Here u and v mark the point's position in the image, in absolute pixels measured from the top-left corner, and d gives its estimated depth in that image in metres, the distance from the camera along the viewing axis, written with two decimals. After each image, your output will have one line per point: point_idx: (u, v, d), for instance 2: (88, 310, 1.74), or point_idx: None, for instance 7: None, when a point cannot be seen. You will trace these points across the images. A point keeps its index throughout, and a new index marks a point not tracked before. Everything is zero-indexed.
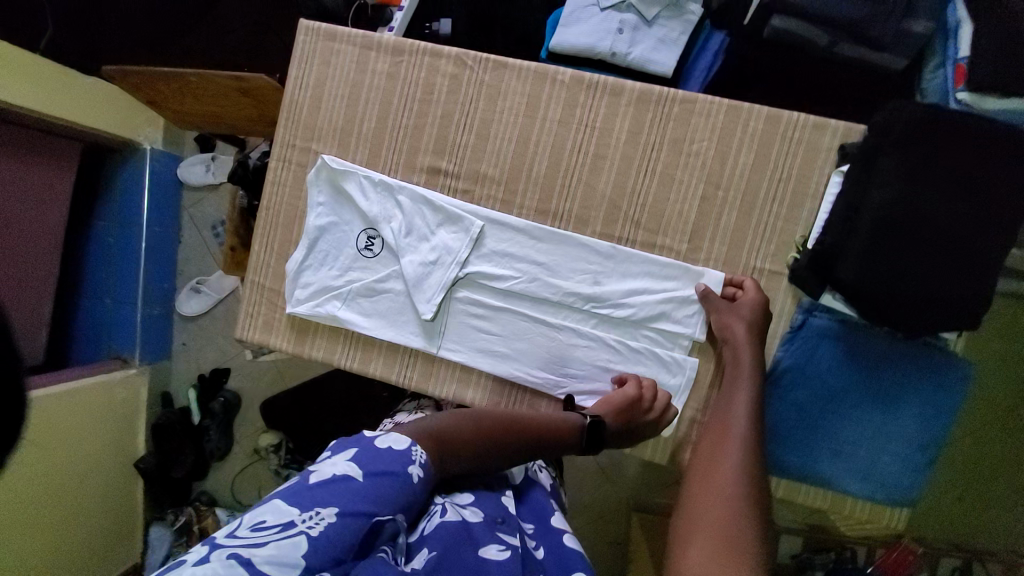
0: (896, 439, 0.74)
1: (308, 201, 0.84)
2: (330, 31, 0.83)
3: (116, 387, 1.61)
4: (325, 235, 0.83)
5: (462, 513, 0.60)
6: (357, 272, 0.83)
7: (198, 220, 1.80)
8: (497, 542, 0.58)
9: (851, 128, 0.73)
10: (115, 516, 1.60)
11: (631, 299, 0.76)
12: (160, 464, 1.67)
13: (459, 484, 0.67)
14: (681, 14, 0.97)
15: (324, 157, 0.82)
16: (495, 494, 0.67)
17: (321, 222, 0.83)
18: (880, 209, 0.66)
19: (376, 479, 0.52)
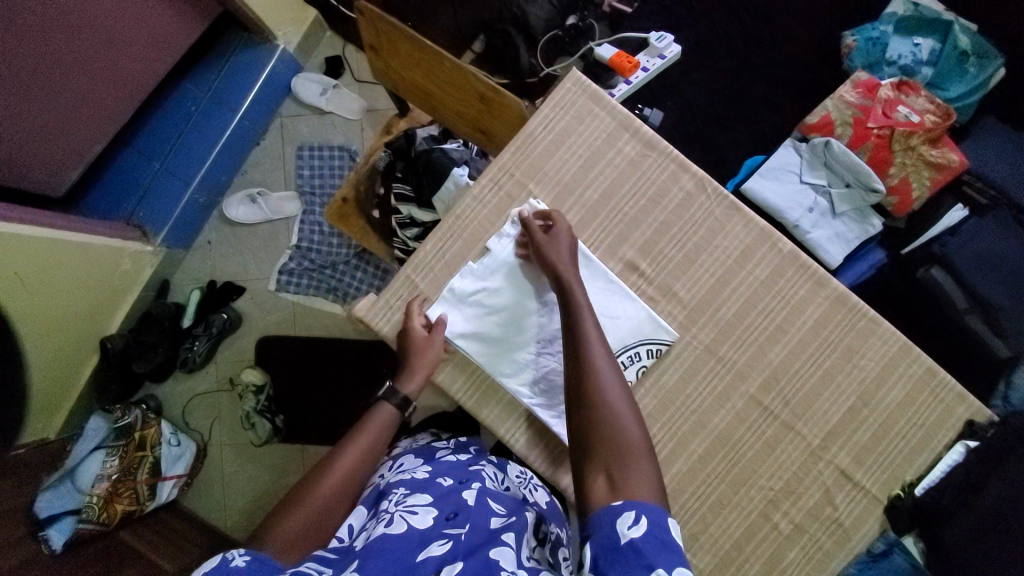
0: None
1: (500, 231, 0.83)
2: (596, 94, 0.84)
3: (124, 256, 1.48)
4: (501, 268, 0.82)
5: (409, 521, 0.68)
6: (512, 313, 0.81)
7: (287, 133, 1.70)
8: (440, 538, 0.66)
9: (985, 410, 0.82)
10: (59, 387, 1.43)
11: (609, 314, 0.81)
12: (127, 352, 1.53)
13: (421, 488, 0.77)
14: (865, 222, 1.05)
15: (536, 201, 0.83)
16: (457, 491, 0.78)
17: (504, 255, 0.82)
18: (996, 498, 0.75)
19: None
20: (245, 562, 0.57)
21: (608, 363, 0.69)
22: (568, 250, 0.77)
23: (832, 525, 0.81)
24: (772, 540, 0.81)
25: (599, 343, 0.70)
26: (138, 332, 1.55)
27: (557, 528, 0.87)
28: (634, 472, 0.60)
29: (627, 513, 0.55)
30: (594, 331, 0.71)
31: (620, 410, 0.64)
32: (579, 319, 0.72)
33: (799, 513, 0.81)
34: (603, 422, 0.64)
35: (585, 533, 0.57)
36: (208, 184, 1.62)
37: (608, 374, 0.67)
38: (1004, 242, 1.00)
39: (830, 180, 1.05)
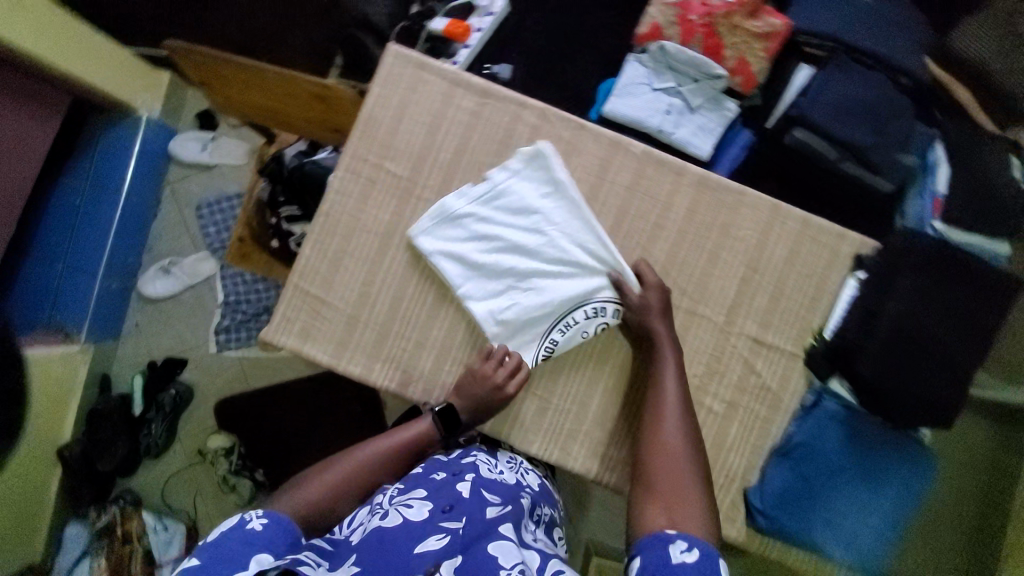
0: (877, 513, 0.85)
1: (460, 189, 0.84)
2: (421, 61, 0.86)
3: (56, 363, 1.45)
4: (472, 224, 0.83)
5: (405, 513, 0.69)
6: (478, 269, 0.82)
7: (182, 197, 1.67)
8: (437, 533, 0.66)
9: (867, 241, 0.85)
10: (24, 508, 1.40)
11: (580, 266, 0.82)
12: (86, 456, 1.49)
13: (414, 480, 0.76)
14: (721, 108, 1.11)
15: (507, 161, 0.84)
16: (452, 481, 0.75)
17: (471, 211, 0.83)
18: (893, 318, 0.78)
19: (248, 546, 0.62)
20: (260, 526, 0.64)
21: (679, 416, 0.74)
22: (660, 305, 0.80)
23: (761, 392, 0.84)
24: (712, 423, 0.84)
25: (674, 401, 0.75)
26: (91, 434, 1.51)
27: (547, 509, 0.83)
28: (685, 512, 0.64)
29: (680, 540, 0.60)
30: (670, 370, 0.78)
31: (679, 457, 0.70)
32: (659, 349, 0.79)
33: (728, 390, 0.84)
34: (663, 465, 0.70)
35: (636, 550, 0.61)
36: (117, 268, 1.58)
37: (675, 421, 0.74)
38: (851, 87, 1.07)
39: (678, 81, 1.11)
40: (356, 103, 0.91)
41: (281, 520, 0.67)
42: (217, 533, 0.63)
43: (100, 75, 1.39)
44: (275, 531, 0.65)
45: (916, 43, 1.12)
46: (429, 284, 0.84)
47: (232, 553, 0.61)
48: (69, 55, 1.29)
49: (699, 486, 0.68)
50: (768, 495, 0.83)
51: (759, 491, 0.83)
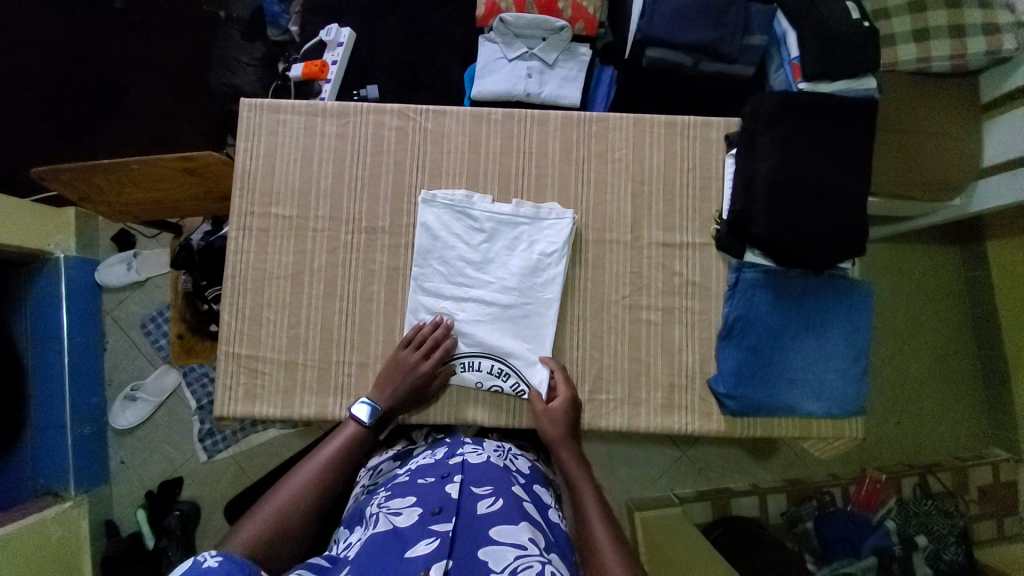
0: (834, 357, 0.86)
1: (418, 199, 0.88)
2: (273, 105, 0.89)
3: (52, 525, 1.38)
4: (426, 236, 0.86)
5: (394, 521, 0.66)
6: (434, 284, 0.86)
7: (124, 322, 1.65)
8: (427, 537, 0.63)
9: (731, 121, 0.90)
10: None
11: (504, 310, 0.85)
12: None
13: (404, 487, 0.74)
14: (575, 55, 1.16)
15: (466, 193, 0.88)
16: (441, 484, 0.73)
17: (429, 222, 0.87)
18: (772, 176, 0.81)
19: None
20: (217, 562, 0.51)
21: (593, 494, 0.72)
22: (568, 426, 0.80)
23: (689, 289, 0.88)
24: (656, 332, 0.87)
25: (579, 470, 0.76)
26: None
27: (544, 489, 0.80)
28: None
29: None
30: (564, 443, 0.78)
31: (603, 543, 0.65)
32: (560, 456, 0.77)
33: (659, 298, 0.88)
34: (590, 536, 0.67)
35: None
36: (84, 414, 1.53)
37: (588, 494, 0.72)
38: None
39: (528, 44, 1.15)
40: (230, 163, 0.93)
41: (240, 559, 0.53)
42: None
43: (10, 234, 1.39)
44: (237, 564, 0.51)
45: None
46: (351, 305, 0.87)
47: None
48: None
49: (614, 539, 0.66)
50: (728, 377, 0.84)
51: (719, 376, 0.85)
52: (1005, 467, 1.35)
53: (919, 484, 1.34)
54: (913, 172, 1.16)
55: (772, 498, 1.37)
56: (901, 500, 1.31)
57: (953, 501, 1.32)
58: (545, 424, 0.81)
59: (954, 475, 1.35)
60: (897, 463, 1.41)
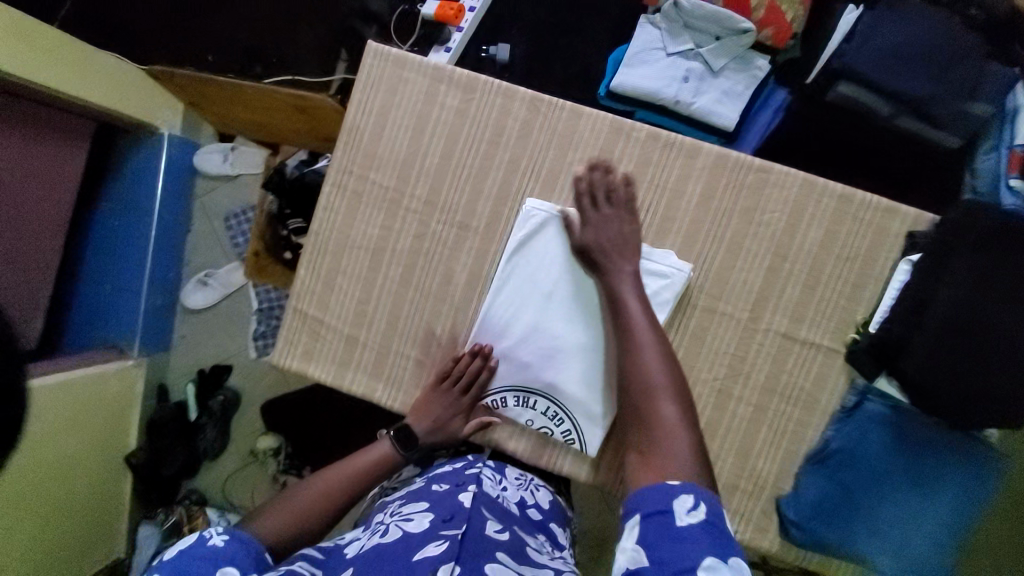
0: (936, 525, 0.73)
1: (520, 208, 0.79)
2: (399, 57, 0.80)
3: (113, 378, 1.37)
4: (525, 251, 0.78)
5: (404, 527, 0.65)
6: (515, 307, 0.78)
7: (212, 210, 1.57)
8: (436, 539, 0.61)
9: (922, 215, 0.73)
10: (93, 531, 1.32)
11: (583, 355, 0.77)
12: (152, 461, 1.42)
13: (419, 496, 0.73)
14: (749, 68, 0.98)
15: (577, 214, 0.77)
16: (454, 493, 0.71)
17: (525, 233, 0.77)
18: (947, 309, 0.66)
19: (214, 562, 0.58)
20: (221, 543, 0.60)
21: (658, 348, 0.68)
22: (641, 300, 0.71)
23: (793, 394, 0.76)
24: (740, 428, 0.77)
25: (647, 331, 0.69)
26: (152, 440, 1.43)
27: (559, 527, 0.79)
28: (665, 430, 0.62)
29: (684, 496, 0.54)
30: (625, 280, 0.72)
31: (657, 378, 0.66)
32: (624, 308, 0.71)
33: (755, 393, 0.76)
34: (654, 399, 0.65)
35: (630, 505, 0.56)
36: (158, 283, 1.50)
37: (654, 357, 0.67)
38: (910, 23, 0.88)
39: (697, 41, 0.98)
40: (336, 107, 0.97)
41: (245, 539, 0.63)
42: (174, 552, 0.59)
43: (133, 105, 1.30)
44: (239, 547, 0.61)
45: None
46: (422, 299, 0.81)
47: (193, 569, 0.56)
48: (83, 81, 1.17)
49: (684, 415, 0.63)
50: (802, 505, 0.74)
51: (792, 500, 0.75)
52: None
53: None
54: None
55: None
56: None
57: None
58: (611, 251, 0.74)
59: None
60: None
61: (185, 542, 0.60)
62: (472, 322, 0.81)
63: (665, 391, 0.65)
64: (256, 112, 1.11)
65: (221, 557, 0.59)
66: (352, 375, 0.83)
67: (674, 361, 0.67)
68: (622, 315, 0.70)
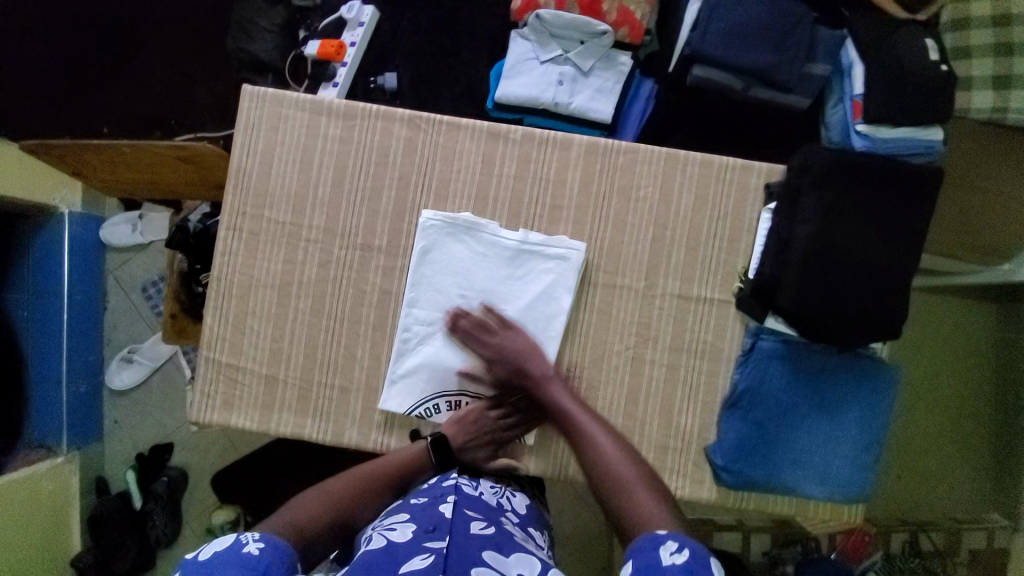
0: (846, 442, 0.79)
1: (416, 221, 0.82)
2: (276, 97, 0.83)
3: (43, 479, 1.28)
4: (425, 258, 0.80)
5: (388, 537, 0.62)
6: (430, 316, 0.80)
7: (127, 282, 1.50)
8: (420, 554, 0.58)
9: (773, 168, 0.81)
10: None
11: None
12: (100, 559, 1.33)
13: (399, 506, 0.69)
14: (614, 64, 1.06)
15: (465, 214, 0.81)
16: (435, 503, 0.68)
17: (426, 242, 0.80)
18: (807, 243, 0.73)
19: (243, 574, 0.54)
20: (258, 549, 0.56)
21: (604, 429, 0.72)
22: (559, 383, 0.77)
23: (699, 348, 0.81)
24: (658, 390, 0.81)
25: (584, 414, 0.74)
26: (97, 537, 1.34)
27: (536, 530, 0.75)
28: (634, 505, 0.63)
29: (670, 541, 0.55)
30: (556, 388, 0.76)
31: (614, 458, 0.69)
32: (555, 401, 0.76)
33: (665, 353, 0.81)
34: (599, 453, 0.70)
35: (627, 553, 0.56)
36: (80, 370, 1.41)
37: (602, 435, 0.72)
38: (738, 7, 0.99)
39: (564, 47, 1.06)
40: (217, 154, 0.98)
41: (279, 542, 0.59)
42: (210, 552, 0.55)
43: (21, 186, 1.26)
44: (273, 555, 0.57)
45: None
46: (336, 324, 0.82)
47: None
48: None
49: (640, 471, 0.67)
50: (725, 450, 0.78)
51: (717, 446, 0.79)
52: (999, 534, 1.17)
53: (909, 541, 1.17)
54: (949, 238, 1.08)
55: (756, 537, 1.19)
56: (886, 554, 1.15)
57: (940, 563, 1.16)
58: (529, 365, 0.77)
59: (947, 535, 1.18)
60: (891, 518, 1.24)
61: (221, 540, 0.56)
62: (389, 338, 0.82)
63: (616, 460, 0.68)
64: (142, 172, 1.10)
65: (253, 565, 0.55)
66: (278, 415, 0.82)
67: (623, 439, 0.71)
68: (556, 406, 0.75)
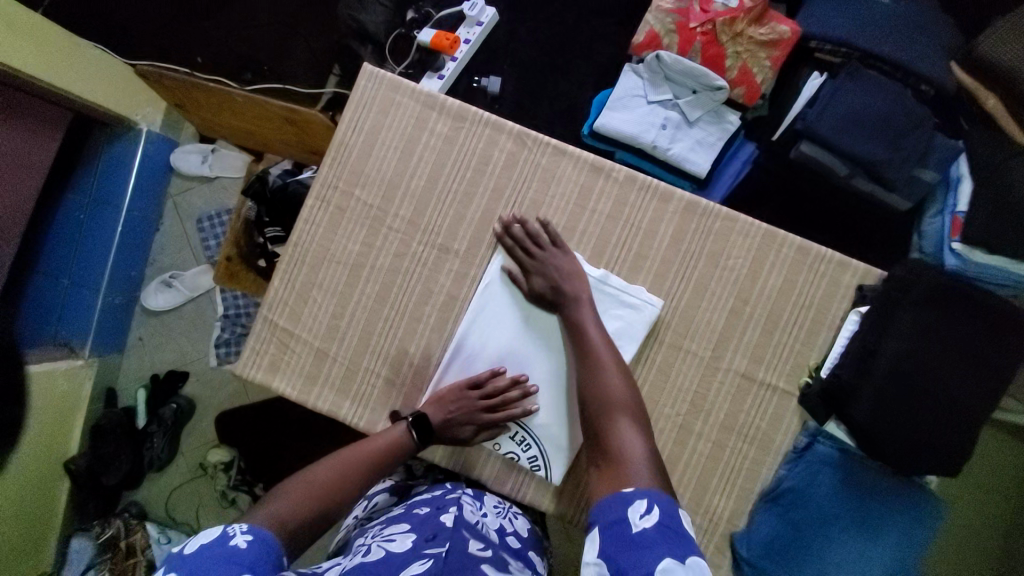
0: (880, 569, 0.76)
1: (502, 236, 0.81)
2: (393, 82, 0.83)
3: (60, 378, 1.28)
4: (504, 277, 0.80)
5: (387, 548, 0.62)
6: (492, 333, 0.79)
7: (186, 211, 1.51)
8: (420, 560, 0.59)
9: (869, 271, 0.79)
10: (30, 537, 1.22)
11: (552, 384, 0.78)
12: (93, 468, 1.33)
13: (400, 516, 0.70)
14: (721, 121, 1.05)
15: (552, 243, 0.80)
16: (436, 512, 0.69)
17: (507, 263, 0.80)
18: (893, 360, 0.71)
19: (231, 567, 0.53)
20: (245, 543, 0.56)
21: (618, 366, 0.71)
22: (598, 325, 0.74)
23: (749, 432, 0.79)
24: (698, 463, 0.79)
25: (602, 343, 0.73)
26: (95, 446, 1.33)
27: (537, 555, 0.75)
28: (622, 453, 0.62)
29: (640, 502, 0.55)
30: (585, 309, 0.75)
31: (618, 394, 0.68)
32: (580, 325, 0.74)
33: (715, 430, 0.79)
34: (603, 385, 0.70)
35: (592, 517, 0.57)
36: (119, 282, 1.42)
37: (610, 364, 0.71)
38: (865, 95, 0.96)
39: (675, 93, 1.04)
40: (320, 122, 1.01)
41: (267, 536, 0.58)
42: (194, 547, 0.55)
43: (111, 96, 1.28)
44: (261, 549, 0.56)
45: (939, 45, 0.99)
46: (396, 317, 0.82)
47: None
48: (72, 77, 1.17)
49: (641, 423, 0.66)
50: (754, 545, 0.76)
51: (745, 536, 0.77)
52: None
53: None
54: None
55: None
56: None
57: None
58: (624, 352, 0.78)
59: None
60: None
61: (206, 535, 0.56)
62: (445, 344, 0.81)
63: (620, 398, 0.68)
64: (243, 119, 1.14)
65: (240, 560, 0.54)
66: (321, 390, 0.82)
67: (628, 373, 0.71)
68: (580, 331, 0.74)
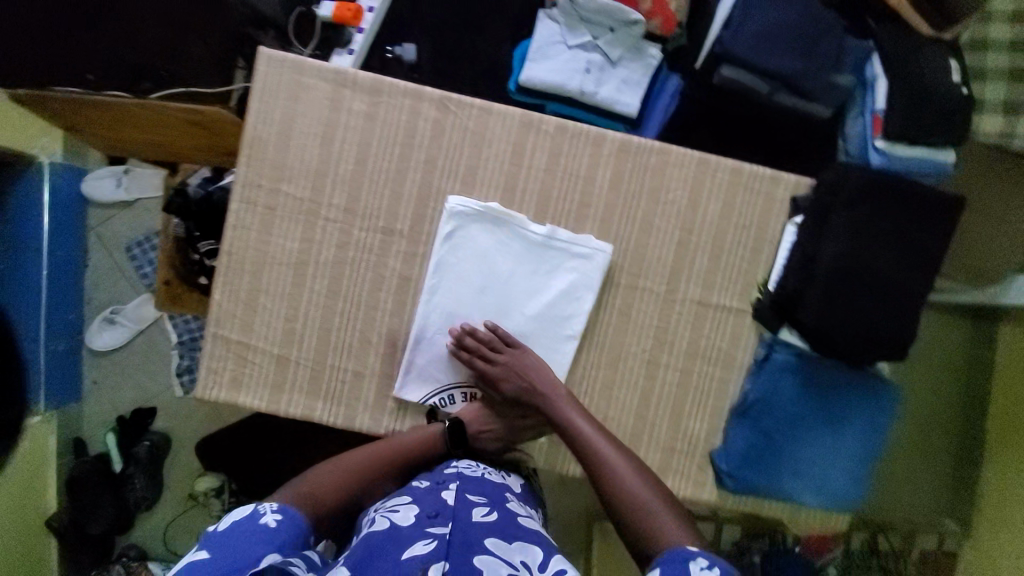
0: (846, 456, 0.83)
1: (445, 208, 0.79)
2: (296, 64, 0.78)
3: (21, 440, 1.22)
4: (453, 250, 0.78)
5: (391, 520, 0.62)
6: (451, 305, 0.79)
7: (110, 241, 1.41)
8: (425, 537, 0.58)
9: (800, 181, 0.82)
10: None
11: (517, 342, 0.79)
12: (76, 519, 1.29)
13: (402, 492, 0.70)
14: (643, 56, 1.04)
15: (495, 205, 0.79)
16: (438, 488, 0.68)
17: (454, 235, 0.78)
18: (832, 262, 0.75)
19: (264, 547, 0.56)
20: (275, 521, 0.59)
21: (581, 413, 0.76)
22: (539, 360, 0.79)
23: (713, 355, 0.83)
24: (670, 392, 0.82)
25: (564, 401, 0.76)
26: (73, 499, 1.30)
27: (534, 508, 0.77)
28: (633, 495, 0.68)
29: (700, 558, 0.57)
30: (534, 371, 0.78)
31: (597, 441, 0.73)
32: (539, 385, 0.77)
33: (681, 359, 0.82)
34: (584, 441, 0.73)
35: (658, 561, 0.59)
36: (58, 328, 1.33)
37: (578, 415, 0.75)
38: (775, 8, 0.97)
39: (593, 33, 1.02)
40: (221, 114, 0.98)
41: (297, 515, 0.61)
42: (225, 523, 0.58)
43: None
44: (290, 529, 0.59)
45: None
46: (352, 309, 0.80)
47: (238, 552, 0.55)
48: None
49: (631, 461, 0.71)
50: (733, 459, 0.81)
51: (724, 451, 0.82)
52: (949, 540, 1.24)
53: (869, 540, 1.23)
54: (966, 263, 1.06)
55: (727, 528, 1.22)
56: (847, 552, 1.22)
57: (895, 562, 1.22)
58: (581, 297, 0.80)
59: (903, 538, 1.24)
60: None
61: (243, 511, 0.59)
62: (406, 326, 0.80)
63: (601, 444, 0.73)
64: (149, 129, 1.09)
65: (265, 537, 0.57)
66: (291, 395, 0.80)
67: (593, 418, 0.76)
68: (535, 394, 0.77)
